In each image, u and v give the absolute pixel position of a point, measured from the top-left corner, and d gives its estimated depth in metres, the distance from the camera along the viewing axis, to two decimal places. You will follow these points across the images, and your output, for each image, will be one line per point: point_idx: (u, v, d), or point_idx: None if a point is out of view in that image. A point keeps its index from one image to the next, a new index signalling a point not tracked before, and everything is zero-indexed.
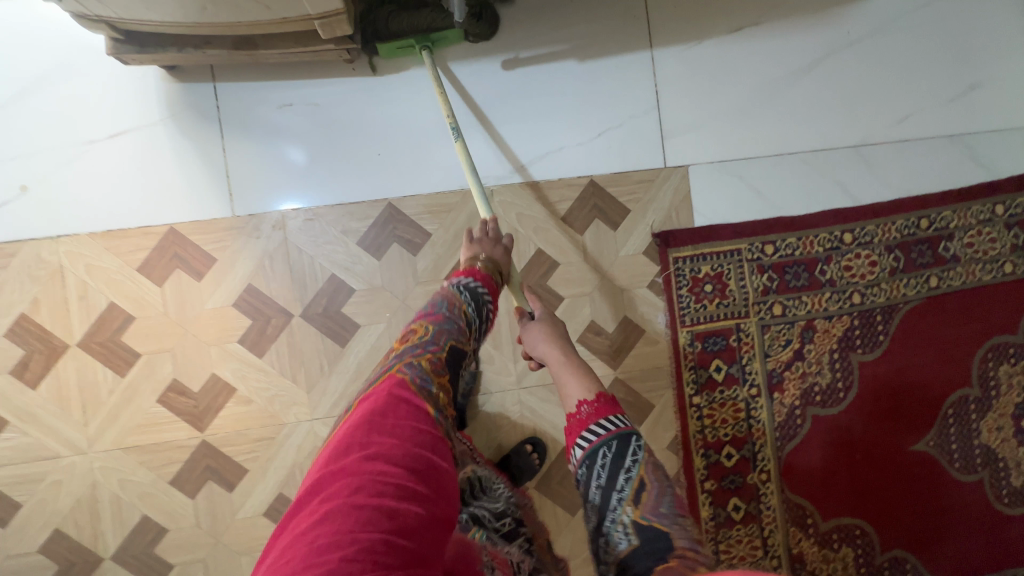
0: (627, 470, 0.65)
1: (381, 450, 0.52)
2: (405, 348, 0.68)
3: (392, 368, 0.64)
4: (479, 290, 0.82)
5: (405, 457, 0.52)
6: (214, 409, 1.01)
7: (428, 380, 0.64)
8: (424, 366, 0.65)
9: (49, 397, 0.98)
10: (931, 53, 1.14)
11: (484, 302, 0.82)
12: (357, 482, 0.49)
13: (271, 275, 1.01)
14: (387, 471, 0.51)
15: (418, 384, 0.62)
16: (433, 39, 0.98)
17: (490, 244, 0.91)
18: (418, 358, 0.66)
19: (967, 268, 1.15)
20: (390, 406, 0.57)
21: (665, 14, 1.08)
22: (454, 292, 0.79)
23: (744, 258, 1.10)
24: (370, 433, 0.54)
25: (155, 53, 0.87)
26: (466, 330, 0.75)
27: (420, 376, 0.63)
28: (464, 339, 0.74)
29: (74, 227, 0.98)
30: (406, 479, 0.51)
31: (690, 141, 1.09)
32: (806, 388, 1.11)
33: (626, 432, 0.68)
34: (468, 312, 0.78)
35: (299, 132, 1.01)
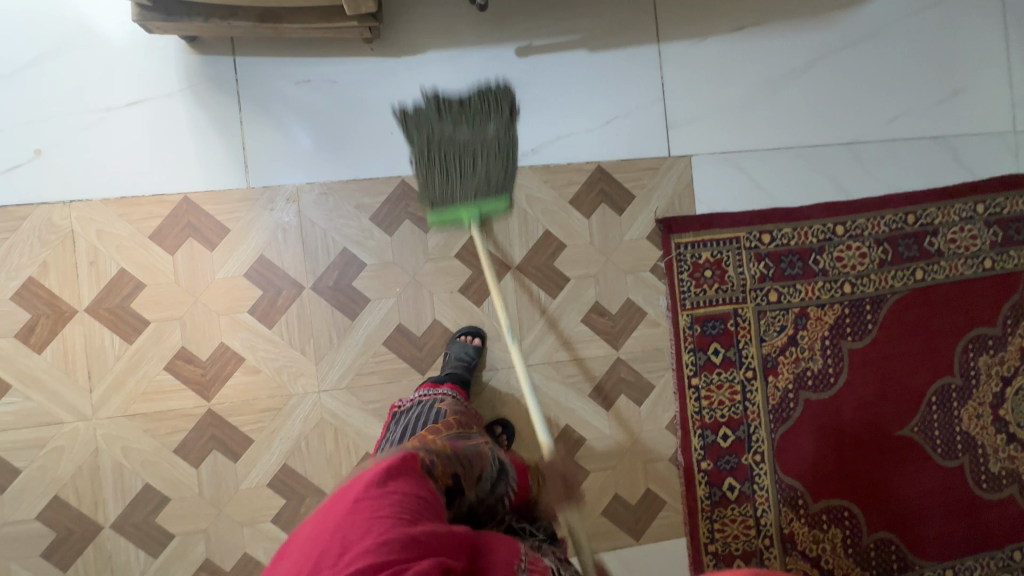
0: None
1: (399, 482, 0.54)
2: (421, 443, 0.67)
3: (406, 448, 0.63)
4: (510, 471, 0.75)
5: (421, 490, 0.55)
6: (221, 378, 1.01)
7: (433, 470, 0.61)
8: (437, 456, 0.63)
9: (54, 361, 0.98)
10: (918, 59, 1.21)
11: (507, 476, 0.73)
12: (377, 503, 0.51)
13: (283, 247, 1.02)
14: (406, 496, 0.53)
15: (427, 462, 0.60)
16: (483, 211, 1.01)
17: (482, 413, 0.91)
18: (433, 450, 0.64)
19: (950, 262, 1.21)
20: (405, 458, 0.58)
21: (672, 10, 1.13)
22: (486, 448, 0.74)
23: (743, 246, 1.14)
24: (388, 469, 0.56)
25: (179, 22, 0.89)
26: (476, 474, 0.68)
27: (427, 460, 0.61)
28: (472, 477, 0.67)
29: (87, 193, 0.98)
30: (420, 507, 0.53)
31: (694, 132, 1.14)
32: (799, 373, 1.16)
33: None
34: (488, 468, 0.70)
35: (316, 108, 1.04)
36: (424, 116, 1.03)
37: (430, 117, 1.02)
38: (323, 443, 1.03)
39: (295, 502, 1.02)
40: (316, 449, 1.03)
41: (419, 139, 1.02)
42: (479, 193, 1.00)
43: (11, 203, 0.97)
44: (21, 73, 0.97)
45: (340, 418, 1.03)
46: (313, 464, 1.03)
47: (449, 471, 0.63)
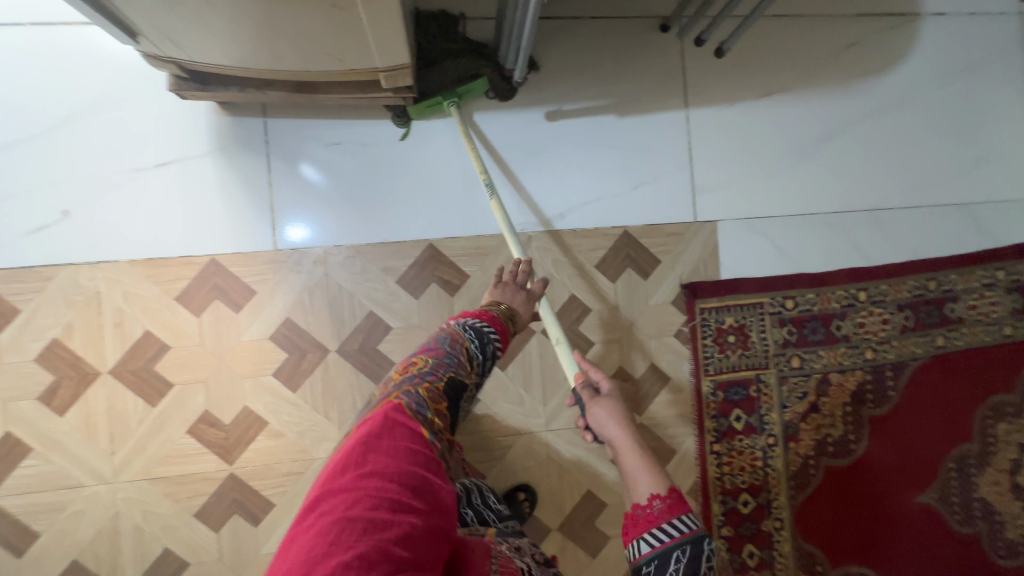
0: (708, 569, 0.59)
1: (376, 468, 0.53)
2: (402, 377, 0.67)
3: (391, 395, 0.64)
4: (486, 329, 0.79)
5: (400, 472, 0.53)
6: (244, 442, 1.00)
7: (425, 407, 0.63)
8: (422, 393, 0.64)
9: (76, 424, 0.97)
10: (942, 126, 1.21)
11: (489, 339, 0.78)
12: (350, 499, 0.50)
13: (309, 309, 1.02)
14: (382, 487, 0.51)
15: (414, 410, 0.61)
16: (459, 94, 1.01)
17: (513, 289, 0.91)
18: (416, 386, 0.65)
19: (970, 329, 1.21)
20: (390, 424, 0.58)
21: (701, 76, 1.13)
22: (458, 329, 0.77)
23: (766, 311, 1.15)
24: (364, 451, 0.55)
25: (215, 90, 0.89)
26: (467, 363, 0.73)
27: (416, 403, 0.62)
28: (464, 373, 0.72)
29: (114, 254, 0.98)
30: (400, 495, 0.51)
31: (720, 197, 1.14)
32: (820, 439, 1.16)
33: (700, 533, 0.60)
34: (469, 347, 0.75)
35: (346, 171, 1.03)
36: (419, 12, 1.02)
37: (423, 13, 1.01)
38: None
39: None
40: None
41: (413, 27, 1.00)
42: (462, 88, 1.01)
43: (37, 264, 0.96)
44: (49, 134, 0.96)
45: None
46: None
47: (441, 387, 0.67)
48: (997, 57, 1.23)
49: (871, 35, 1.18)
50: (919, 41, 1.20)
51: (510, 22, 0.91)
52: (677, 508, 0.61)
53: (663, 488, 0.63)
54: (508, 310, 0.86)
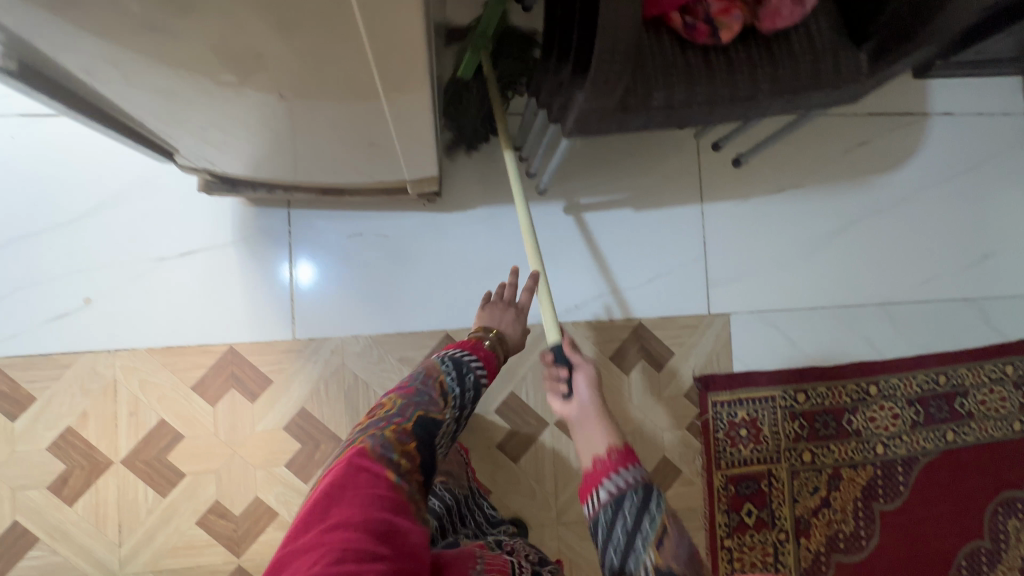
0: (652, 518, 0.80)
1: (341, 518, 0.54)
2: (371, 420, 0.69)
3: (357, 440, 0.65)
4: (466, 361, 0.82)
5: (365, 523, 0.54)
6: (253, 533, 0.99)
7: (392, 448, 0.64)
8: (387, 435, 0.65)
9: (85, 514, 0.96)
10: (950, 221, 1.24)
11: (467, 370, 0.81)
12: (315, 554, 0.51)
13: (324, 399, 1.02)
14: (349, 534, 0.53)
15: (378, 453, 0.62)
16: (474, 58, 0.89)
17: (502, 308, 0.94)
18: (382, 428, 0.66)
19: (980, 424, 1.22)
20: (353, 471, 0.59)
21: (717, 172, 1.15)
22: (434, 364, 0.80)
23: (778, 404, 1.15)
24: (330, 502, 0.56)
25: (243, 191, 0.90)
26: (439, 399, 0.74)
27: (381, 445, 0.63)
28: (437, 409, 0.73)
29: (133, 342, 0.98)
30: (364, 546, 0.52)
31: (733, 290, 1.15)
32: (832, 535, 1.15)
33: (645, 484, 0.83)
34: (445, 382, 0.77)
35: (367, 261, 1.04)
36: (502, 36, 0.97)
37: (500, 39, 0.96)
38: None
39: None
40: None
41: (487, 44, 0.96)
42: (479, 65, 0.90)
43: (57, 350, 0.96)
44: (75, 222, 0.97)
45: None
46: None
47: (409, 426, 0.68)
48: (1004, 155, 1.26)
49: (882, 133, 1.21)
50: (928, 139, 1.23)
51: (543, 132, 0.95)
52: (627, 460, 0.86)
53: (618, 444, 0.88)
54: (497, 335, 0.90)
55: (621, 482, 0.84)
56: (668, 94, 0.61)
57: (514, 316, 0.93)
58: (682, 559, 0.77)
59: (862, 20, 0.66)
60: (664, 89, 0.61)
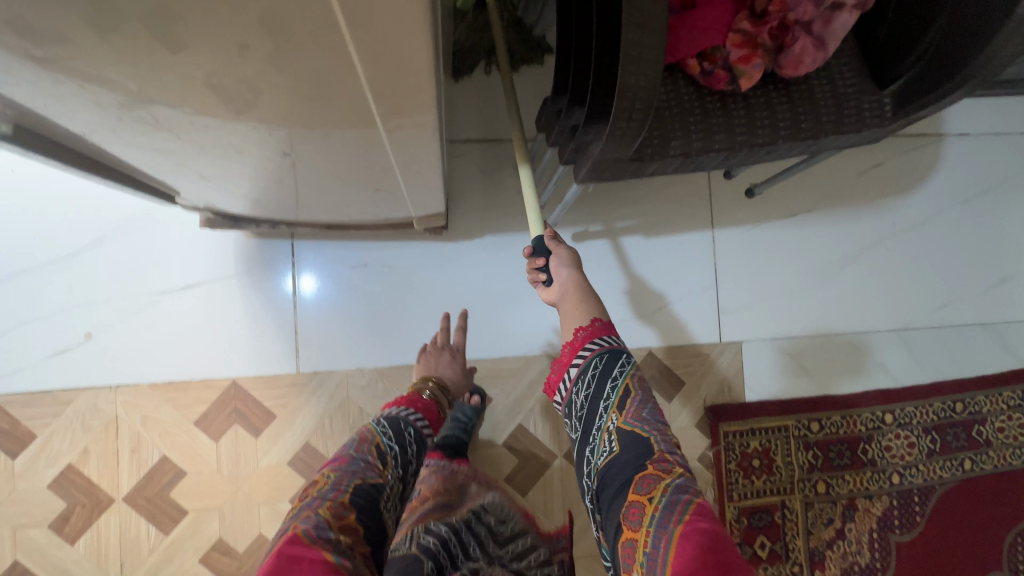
0: (615, 380, 0.71)
1: None
2: (302, 503, 0.63)
3: (288, 527, 0.59)
4: (402, 415, 0.78)
5: None
6: (257, 570, 0.97)
7: (328, 527, 0.58)
8: (322, 514, 0.60)
9: (86, 553, 0.94)
10: (966, 244, 1.21)
11: (406, 426, 0.76)
12: None
13: (328, 433, 1.00)
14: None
15: (312, 535, 0.56)
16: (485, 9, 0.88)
17: (435, 354, 0.95)
18: (315, 508, 0.61)
19: (998, 452, 1.19)
20: (286, 560, 0.53)
21: (728, 197, 1.13)
22: (368, 425, 0.75)
23: (791, 434, 1.12)
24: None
25: (246, 227, 0.88)
26: (378, 462, 0.70)
27: (316, 526, 0.58)
28: (375, 473, 0.68)
29: (134, 377, 0.96)
30: None
31: (745, 318, 1.13)
32: (847, 567, 1.12)
33: (615, 352, 0.74)
34: (382, 443, 0.72)
35: (371, 293, 1.03)
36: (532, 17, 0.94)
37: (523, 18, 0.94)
38: None
39: None
40: None
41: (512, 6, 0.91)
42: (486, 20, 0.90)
43: (58, 387, 0.95)
44: (76, 256, 0.96)
45: None
46: None
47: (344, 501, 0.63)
48: (1022, 176, 1.23)
49: (896, 155, 1.19)
50: (944, 160, 1.21)
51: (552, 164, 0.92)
52: (597, 334, 0.75)
53: (587, 320, 0.76)
54: (436, 382, 0.89)
55: (587, 358, 0.74)
56: (686, 141, 0.60)
57: (451, 363, 0.94)
58: (647, 419, 0.68)
59: (885, 63, 0.65)
60: (682, 137, 0.60)
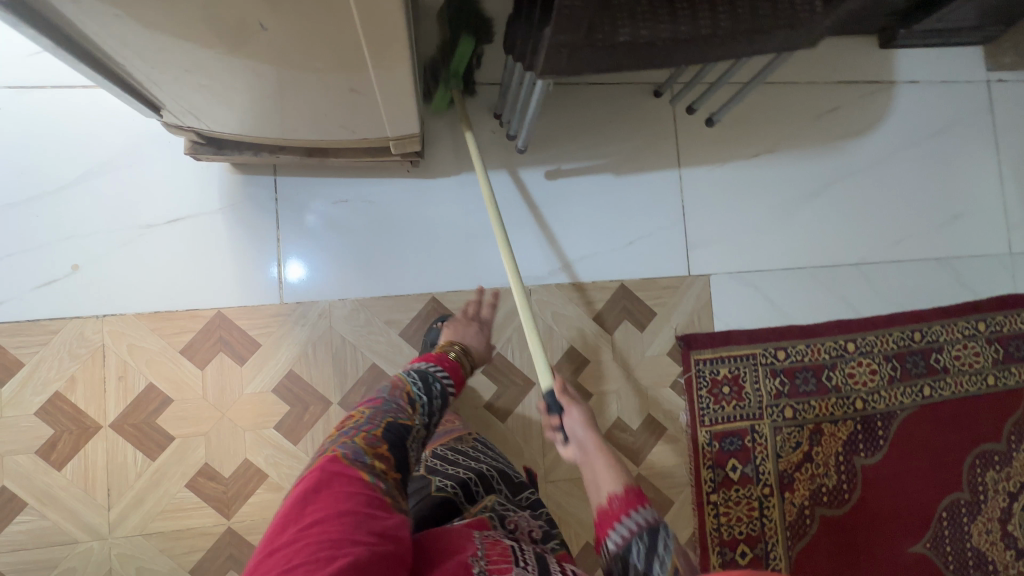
0: (662, 559, 0.65)
1: (315, 516, 0.54)
2: (341, 432, 0.67)
3: (328, 450, 0.64)
4: (432, 372, 0.81)
5: (340, 512, 0.55)
6: (243, 495, 1.00)
7: (362, 451, 0.63)
8: (359, 440, 0.64)
9: (74, 478, 0.96)
10: (919, 184, 1.28)
11: (434, 381, 0.80)
12: (290, 552, 0.51)
13: (312, 361, 1.03)
14: (322, 529, 0.53)
15: (350, 457, 0.61)
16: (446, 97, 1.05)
17: (465, 323, 0.98)
18: (353, 435, 0.65)
19: (955, 379, 1.25)
20: (325, 474, 0.58)
21: (693, 138, 1.19)
22: (400, 376, 0.78)
23: (759, 362, 1.18)
24: (303, 502, 0.56)
25: (229, 154, 0.92)
26: (409, 407, 0.73)
27: (354, 450, 0.62)
28: (406, 415, 0.71)
29: (120, 307, 0.99)
30: (341, 532, 0.53)
31: (712, 252, 1.18)
32: (815, 489, 1.18)
33: (656, 524, 0.68)
34: (412, 390, 0.76)
35: (352, 227, 1.06)
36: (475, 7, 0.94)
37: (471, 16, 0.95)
38: None
39: None
40: None
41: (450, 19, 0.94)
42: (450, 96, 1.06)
43: (45, 317, 0.97)
44: (63, 190, 0.99)
45: None
46: None
47: (379, 433, 0.66)
48: (969, 120, 1.31)
49: (851, 100, 1.26)
50: (896, 105, 1.28)
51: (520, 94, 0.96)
52: (632, 504, 0.70)
53: (621, 486, 0.72)
54: (461, 347, 0.91)
55: (626, 532, 0.68)
56: (635, 28, 0.66)
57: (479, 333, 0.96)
58: None
59: None
60: (631, 24, 0.67)
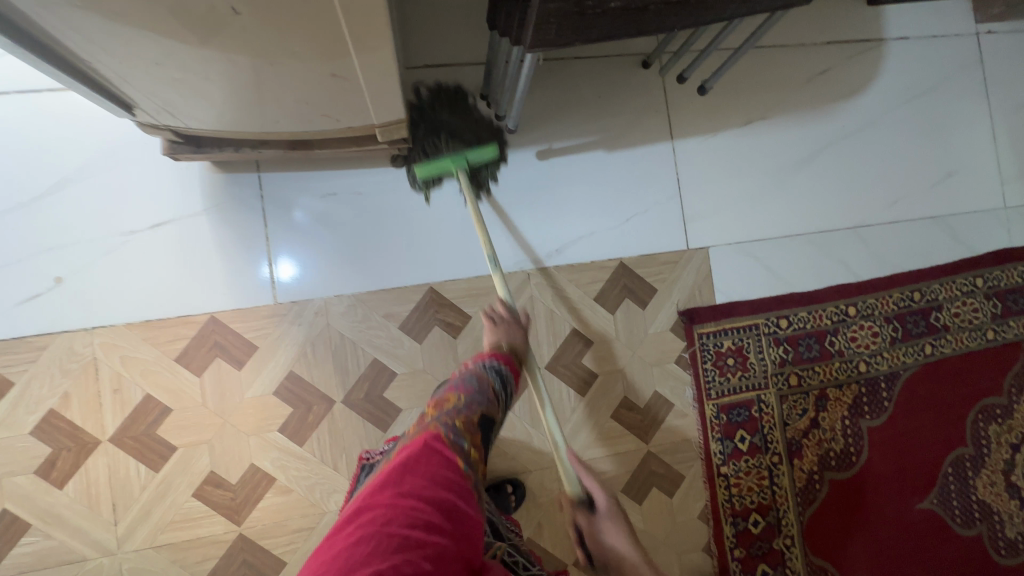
0: None
1: (413, 489, 0.57)
2: (438, 411, 0.70)
3: (427, 426, 0.67)
4: (508, 375, 0.82)
5: (436, 494, 0.57)
6: (252, 500, 0.98)
7: (460, 437, 0.66)
8: (457, 426, 0.67)
9: (77, 496, 0.94)
10: (912, 143, 1.27)
11: (509, 382, 0.82)
12: (387, 516, 0.54)
13: (312, 360, 1.01)
14: (417, 507, 0.55)
15: (450, 439, 0.64)
16: (466, 156, 0.99)
17: (510, 326, 0.94)
18: (452, 419, 0.68)
19: (956, 336, 1.26)
20: (428, 450, 0.62)
21: (684, 109, 1.16)
22: (481, 370, 0.80)
23: (762, 332, 1.17)
24: (404, 471, 0.59)
25: (210, 152, 0.89)
26: (495, 401, 0.76)
27: (453, 434, 0.66)
28: (493, 409, 0.75)
29: (109, 319, 0.96)
30: (431, 517, 0.54)
31: (710, 224, 1.17)
32: (823, 454, 1.18)
33: None
34: (495, 386, 0.78)
35: (342, 221, 1.04)
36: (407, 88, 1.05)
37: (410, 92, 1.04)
38: None
39: None
40: None
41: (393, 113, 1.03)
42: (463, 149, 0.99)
43: (31, 334, 0.94)
44: (40, 201, 0.95)
45: None
46: None
47: (473, 422, 0.70)
48: (961, 75, 1.29)
49: (842, 60, 1.24)
50: (886, 63, 1.26)
51: (513, 86, 0.93)
52: None
53: None
54: (509, 348, 0.89)
55: None
56: None
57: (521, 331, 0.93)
58: None
59: None
60: None
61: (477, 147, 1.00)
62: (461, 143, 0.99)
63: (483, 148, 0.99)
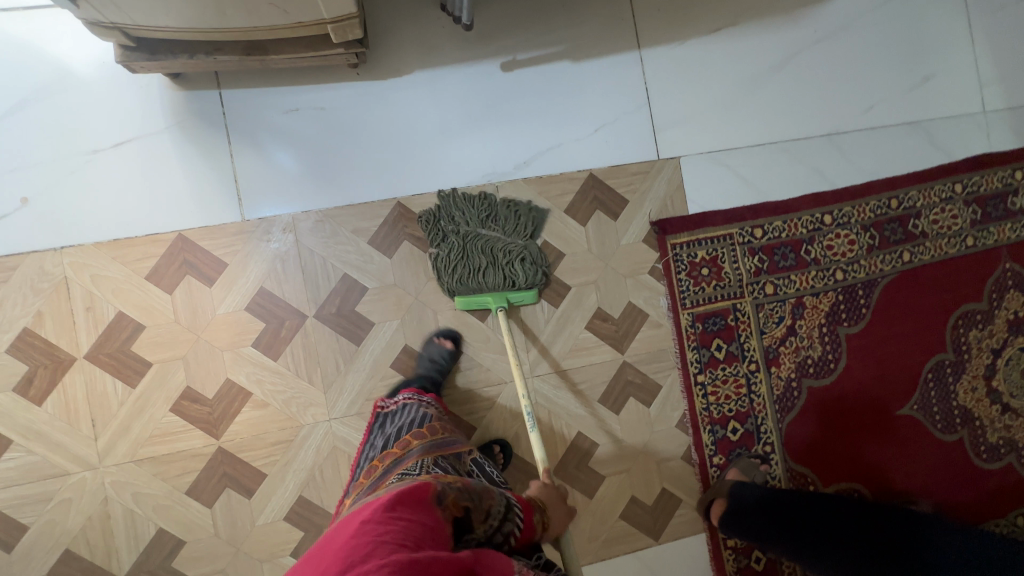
0: None
1: (404, 510, 0.54)
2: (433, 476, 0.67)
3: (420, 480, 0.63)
4: (517, 510, 0.73)
5: (424, 517, 0.54)
6: (229, 414, 1.00)
7: (448, 495, 0.61)
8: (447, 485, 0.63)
9: (56, 412, 0.96)
10: (887, 48, 1.25)
11: (515, 517, 0.71)
12: (381, 528, 0.51)
13: (282, 276, 1.02)
14: (409, 523, 0.52)
15: (441, 489, 0.61)
16: (508, 298, 1.05)
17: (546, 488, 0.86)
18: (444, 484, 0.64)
19: (935, 243, 1.24)
20: (417, 488, 0.58)
21: (651, 15, 1.14)
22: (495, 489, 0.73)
23: (736, 242, 1.16)
24: (393, 498, 0.55)
25: (164, 60, 0.89)
26: (487, 515, 0.66)
27: (443, 488, 0.62)
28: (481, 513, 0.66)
29: (77, 239, 0.97)
30: (423, 533, 0.52)
31: (680, 134, 1.16)
32: (800, 361, 1.18)
33: None
34: (497, 504, 0.69)
35: (306, 137, 1.03)
36: (461, 205, 1.06)
37: (463, 212, 1.06)
38: (338, 471, 1.02)
39: (314, 534, 1.01)
40: (331, 478, 1.02)
41: (440, 235, 1.05)
42: (506, 288, 1.05)
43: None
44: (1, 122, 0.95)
45: (352, 444, 1.02)
46: (329, 493, 1.01)
47: (462, 501, 0.63)
48: None
49: None
50: None
51: None
52: None
53: None
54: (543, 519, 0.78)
55: None
56: None
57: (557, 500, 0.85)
58: None
59: None
60: None
61: (519, 289, 1.06)
62: (501, 283, 1.05)
63: (527, 293, 1.06)
